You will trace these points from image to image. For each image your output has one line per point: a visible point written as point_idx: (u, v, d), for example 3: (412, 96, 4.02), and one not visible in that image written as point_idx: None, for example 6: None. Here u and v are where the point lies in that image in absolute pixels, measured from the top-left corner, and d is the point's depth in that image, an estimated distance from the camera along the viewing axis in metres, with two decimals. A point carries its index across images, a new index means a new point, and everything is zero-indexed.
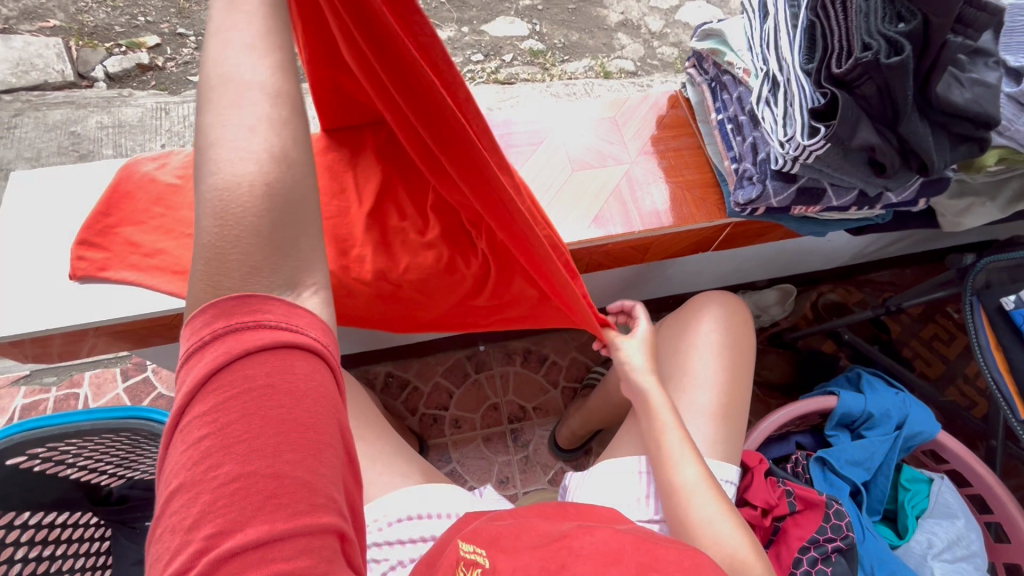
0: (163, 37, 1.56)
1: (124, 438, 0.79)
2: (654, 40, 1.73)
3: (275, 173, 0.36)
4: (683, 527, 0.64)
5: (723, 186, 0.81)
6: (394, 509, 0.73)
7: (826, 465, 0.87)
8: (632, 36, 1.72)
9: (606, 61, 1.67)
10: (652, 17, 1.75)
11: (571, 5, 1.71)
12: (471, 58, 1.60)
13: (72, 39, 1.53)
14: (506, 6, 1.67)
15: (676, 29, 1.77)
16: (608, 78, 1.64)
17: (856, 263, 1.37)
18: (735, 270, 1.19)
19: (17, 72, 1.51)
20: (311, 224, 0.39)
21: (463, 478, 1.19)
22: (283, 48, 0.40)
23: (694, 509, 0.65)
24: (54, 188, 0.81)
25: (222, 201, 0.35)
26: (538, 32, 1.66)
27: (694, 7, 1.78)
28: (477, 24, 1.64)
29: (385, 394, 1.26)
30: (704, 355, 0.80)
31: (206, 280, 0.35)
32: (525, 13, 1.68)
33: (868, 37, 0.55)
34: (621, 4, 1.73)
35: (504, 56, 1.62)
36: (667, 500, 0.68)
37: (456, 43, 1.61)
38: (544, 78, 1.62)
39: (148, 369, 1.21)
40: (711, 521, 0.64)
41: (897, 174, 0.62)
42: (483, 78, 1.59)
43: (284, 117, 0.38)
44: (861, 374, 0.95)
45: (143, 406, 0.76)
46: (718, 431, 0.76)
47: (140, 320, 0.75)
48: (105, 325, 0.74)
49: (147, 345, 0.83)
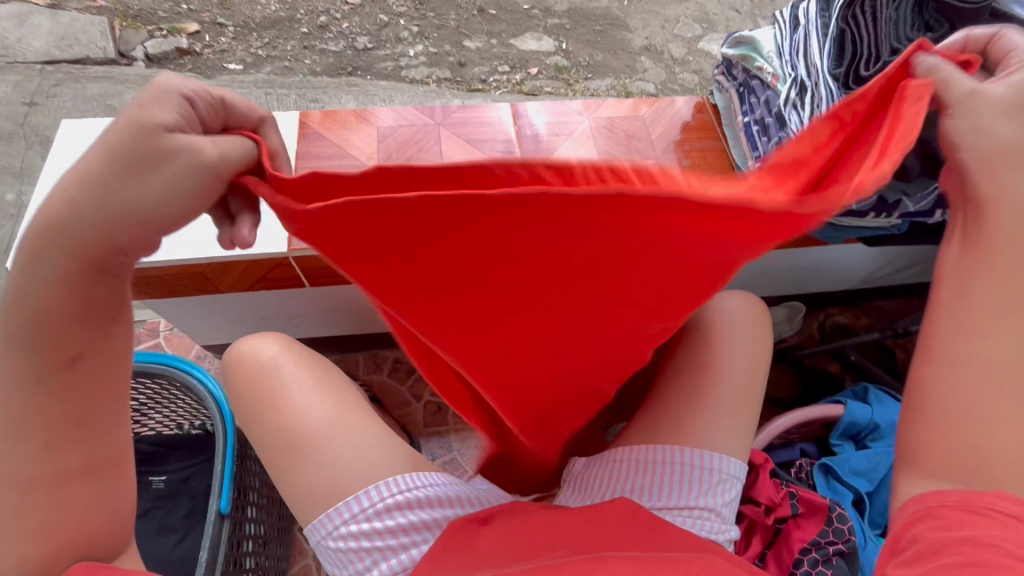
0: (203, 25, 1.61)
1: (142, 384, 0.82)
2: (676, 65, 1.77)
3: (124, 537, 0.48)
4: (933, 410, 0.53)
5: None
6: (389, 497, 0.67)
7: (830, 474, 0.87)
8: (654, 60, 1.77)
9: (628, 82, 1.71)
10: (675, 44, 1.81)
11: (598, 28, 1.78)
12: (498, 69, 1.65)
13: (117, 20, 1.59)
14: (534, 23, 1.74)
15: (699, 56, 1.82)
16: (629, 98, 1.68)
17: (865, 289, 1.39)
18: (746, 282, 1.21)
19: (61, 46, 1.56)
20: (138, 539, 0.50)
21: (463, 467, 1.19)
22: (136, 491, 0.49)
23: (972, 397, 0.50)
24: (100, 139, 0.84)
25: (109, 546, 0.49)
26: (564, 49, 1.72)
27: (716, 38, 1.84)
28: (506, 38, 1.70)
29: (392, 379, 1.27)
30: (729, 350, 0.81)
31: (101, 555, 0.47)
32: (552, 31, 1.74)
33: (897, 43, 0.58)
34: (645, 30, 1.80)
35: (530, 69, 1.67)
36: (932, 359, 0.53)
37: (484, 54, 1.67)
38: (567, 92, 1.66)
39: (160, 335, 1.21)
40: (1001, 423, 0.50)
41: (917, 179, 0.64)
42: (508, 88, 1.63)
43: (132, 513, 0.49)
44: (869, 388, 0.94)
45: (167, 352, 0.79)
46: (728, 423, 0.77)
47: (175, 265, 0.77)
48: (142, 269, 0.76)
49: (177, 296, 0.85)
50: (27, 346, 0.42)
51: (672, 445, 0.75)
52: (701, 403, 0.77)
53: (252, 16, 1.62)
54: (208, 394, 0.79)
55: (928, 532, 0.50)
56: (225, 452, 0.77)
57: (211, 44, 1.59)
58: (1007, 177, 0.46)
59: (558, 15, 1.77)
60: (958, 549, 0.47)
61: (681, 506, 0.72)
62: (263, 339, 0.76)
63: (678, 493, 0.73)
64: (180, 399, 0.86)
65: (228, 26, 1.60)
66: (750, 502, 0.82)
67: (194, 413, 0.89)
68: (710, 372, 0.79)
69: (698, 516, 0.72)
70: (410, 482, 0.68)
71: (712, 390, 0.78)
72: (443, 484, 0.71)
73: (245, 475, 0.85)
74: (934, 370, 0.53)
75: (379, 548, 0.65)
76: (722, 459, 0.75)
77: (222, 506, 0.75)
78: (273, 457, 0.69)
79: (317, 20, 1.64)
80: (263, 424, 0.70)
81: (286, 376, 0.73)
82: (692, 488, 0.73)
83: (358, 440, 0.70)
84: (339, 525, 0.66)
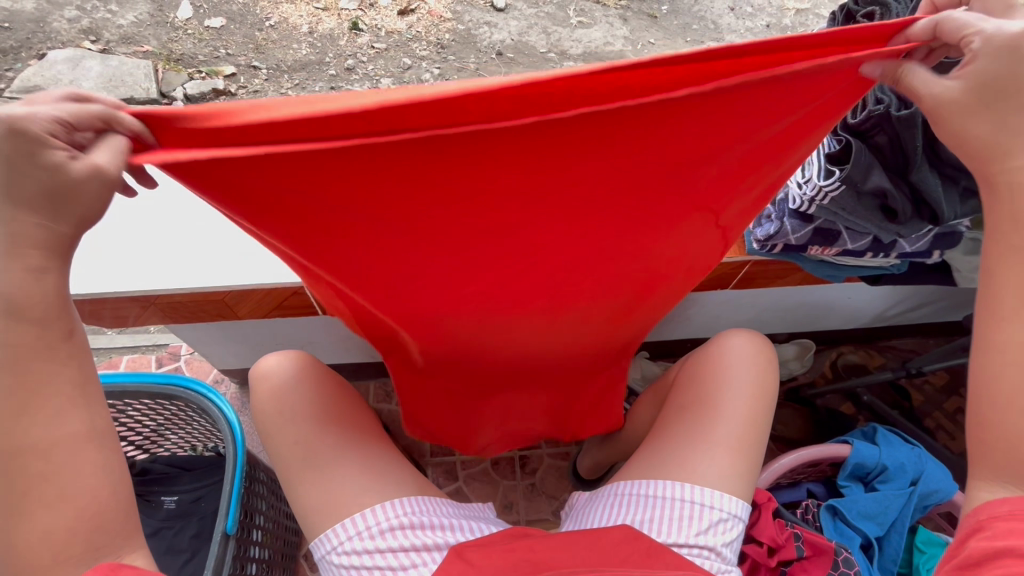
0: (239, 69, 1.55)
1: (160, 404, 0.86)
2: None
3: (108, 496, 0.50)
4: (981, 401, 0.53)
5: None
6: (391, 518, 0.70)
7: (837, 515, 0.86)
8: None
9: None
10: None
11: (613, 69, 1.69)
12: None
13: (160, 63, 1.53)
14: (551, 65, 1.67)
15: None
16: None
17: (878, 328, 1.37)
18: (754, 318, 1.21)
19: (107, 86, 1.50)
20: (118, 519, 0.51)
21: (467, 498, 1.19)
22: (106, 450, 0.51)
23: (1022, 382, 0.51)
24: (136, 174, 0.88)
25: (102, 525, 0.49)
26: None
27: None
28: None
29: (400, 408, 1.29)
30: (731, 389, 0.81)
31: (91, 534, 0.48)
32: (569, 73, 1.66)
33: (880, 93, 0.61)
34: None
35: None
36: (976, 351, 0.54)
37: None
38: None
39: (181, 359, 1.26)
40: None
41: (909, 222, 0.66)
42: None
43: (111, 468, 0.51)
44: (876, 428, 0.93)
45: (184, 375, 0.82)
46: (733, 463, 0.76)
47: (199, 293, 0.81)
48: (169, 297, 0.81)
49: (196, 320, 0.90)
50: (16, 320, 0.45)
51: (672, 481, 0.75)
52: (701, 442, 0.78)
53: (284, 59, 1.56)
54: (221, 416, 0.82)
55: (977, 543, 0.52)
56: (235, 473, 0.80)
57: (246, 86, 1.53)
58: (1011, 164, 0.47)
59: (573, 59, 1.68)
60: (997, 562, 0.50)
61: (681, 543, 0.70)
62: (280, 359, 0.80)
63: (678, 531, 0.71)
64: (196, 421, 0.90)
65: (263, 69, 1.53)
66: (752, 542, 0.81)
67: (209, 435, 0.93)
68: (709, 409, 0.80)
69: (698, 555, 0.70)
70: (410, 507, 0.71)
71: (715, 429, 0.79)
72: (441, 513, 0.74)
73: (253, 498, 0.87)
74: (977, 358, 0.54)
75: (376, 567, 0.66)
76: (722, 497, 0.74)
77: (228, 527, 0.77)
78: (288, 473, 0.74)
79: (344, 63, 1.57)
80: (278, 444, 0.75)
81: (300, 398, 0.77)
82: (691, 525, 0.72)
83: (365, 462, 0.74)
84: (342, 541, 0.69)
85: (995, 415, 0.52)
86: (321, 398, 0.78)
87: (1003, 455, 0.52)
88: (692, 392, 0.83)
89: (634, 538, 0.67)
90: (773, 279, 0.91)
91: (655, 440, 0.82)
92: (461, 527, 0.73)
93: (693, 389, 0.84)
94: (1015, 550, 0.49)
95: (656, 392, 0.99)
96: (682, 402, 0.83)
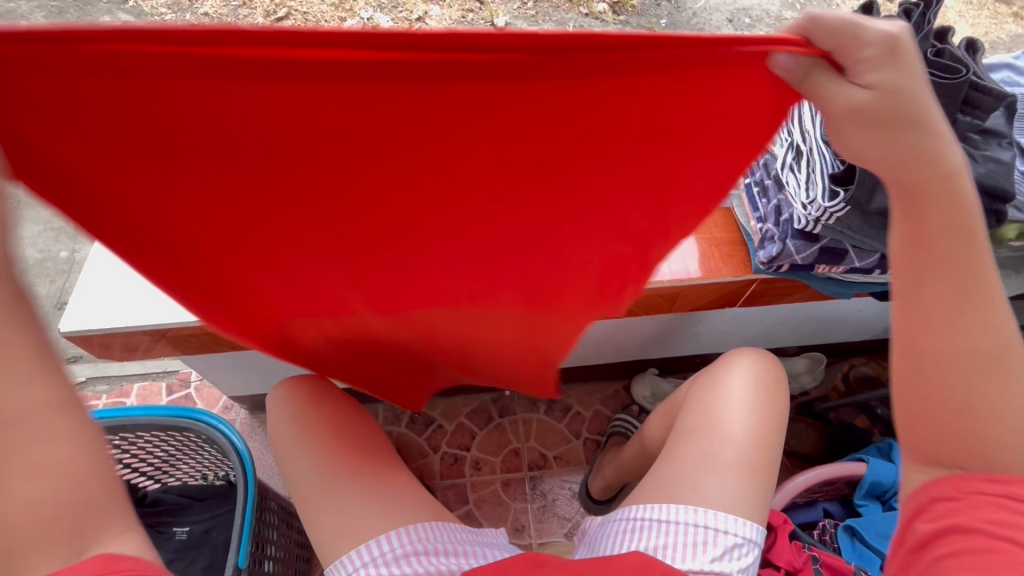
0: None
1: (170, 437, 0.86)
2: None
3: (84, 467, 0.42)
4: (909, 398, 0.51)
5: (750, 243, 0.83)
6: (404, 546, 0.69)
7: (855, 535, 0.84)
8: None
9: None
10: None
11: None
12: None
13: None
14: None
15: None
16: None
17: (890, 340, 1.36)
18: (764, 333, 1.21)
19: None
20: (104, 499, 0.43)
21: (478, 521, 1.18)
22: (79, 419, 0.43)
23: (954, 380, 0.48)
24: None
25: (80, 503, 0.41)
26: None
27: None
28: None
29: (410, 430, 1.29)
30: (737, 408, 0.81)
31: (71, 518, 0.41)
32: None
33: None
34: None
35: None
36: (901, 354, 0.50)
37: None
38: None
39: (191, 386, 1.27)
40: (981, 396, 0.48)
41: None
42: None
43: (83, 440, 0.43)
44: (892, 445, 0.93)
45: (194, 407, 0.82)
46: (745, 485, 0.75)
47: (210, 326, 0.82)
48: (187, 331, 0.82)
49: (206, 351, 0.90)
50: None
51: (686, 504, 0.74)
52: (710, 464, 0.77)
53: None
54: (232, 447, 0.82)
55: (923, 524, 0.51)
56: (246, 505, 0.79)
57: None
58: (951, 155, 0.44)
59: None
60: (954, 541, 0.48)
61: (696, 571, 0.69)
62: (285, 394, 0.82)
63: (691, 558, 0.70)
64: (206, 451, 0.90)
65: None
66: (770, 565, 0.79)
67: (219, 464, 0.93)
68: (717, 429, 0.80)
69: None
70: (425, 533, 0.71)
71: (724, 450, 0.78)
72: (456, 539, 0.73)
73: (265, 528, 0.87)
74: (901, 362, 0.50)
75: None
76: (736, 520, 0.73)
77: (240, 560, 0.77)
78: (301, 505, 0.75)
79: None
80: (292, 474, 0.76)
81: (315, 424, 0.78)
82: (706, 551, 0.70)
83: (373, 492, 0.73)
84: (355, 569, 0.67)
85: (933, 410, 0.49)
86: (333, 424, 0.79)
87: (942, 443, 0.49)
88: (699, 413, 0.83)
89: (647, 564, 0.67)
90: (781, 296, 0.91)
91: (665, 462, 0.82)
92: (473, 552, 0.73)
93: (697, 409, 0.84)
94: (962, 525, 0.49)
95: (665, 410, 0.97)
96: (689, 423, 0.83)
